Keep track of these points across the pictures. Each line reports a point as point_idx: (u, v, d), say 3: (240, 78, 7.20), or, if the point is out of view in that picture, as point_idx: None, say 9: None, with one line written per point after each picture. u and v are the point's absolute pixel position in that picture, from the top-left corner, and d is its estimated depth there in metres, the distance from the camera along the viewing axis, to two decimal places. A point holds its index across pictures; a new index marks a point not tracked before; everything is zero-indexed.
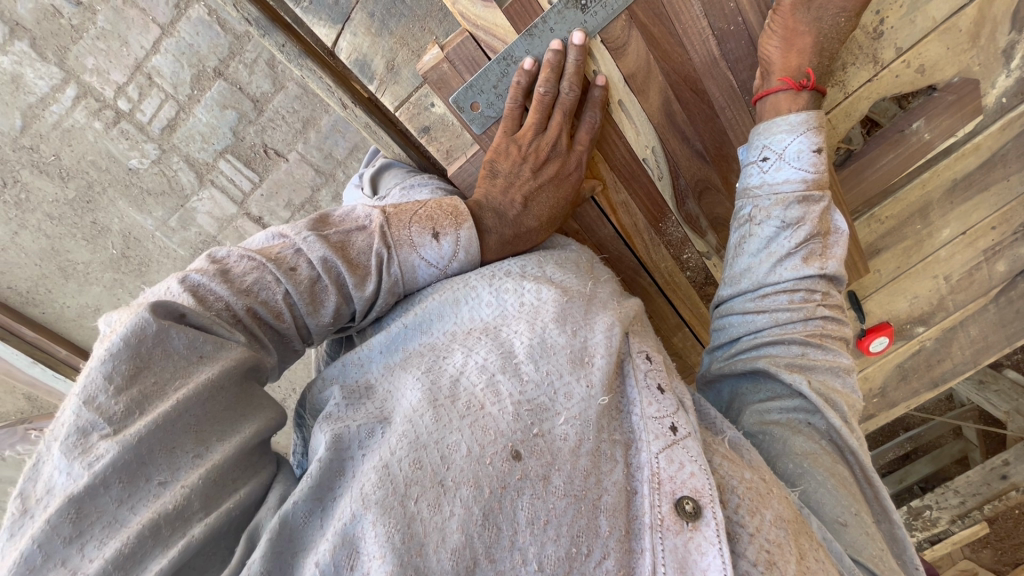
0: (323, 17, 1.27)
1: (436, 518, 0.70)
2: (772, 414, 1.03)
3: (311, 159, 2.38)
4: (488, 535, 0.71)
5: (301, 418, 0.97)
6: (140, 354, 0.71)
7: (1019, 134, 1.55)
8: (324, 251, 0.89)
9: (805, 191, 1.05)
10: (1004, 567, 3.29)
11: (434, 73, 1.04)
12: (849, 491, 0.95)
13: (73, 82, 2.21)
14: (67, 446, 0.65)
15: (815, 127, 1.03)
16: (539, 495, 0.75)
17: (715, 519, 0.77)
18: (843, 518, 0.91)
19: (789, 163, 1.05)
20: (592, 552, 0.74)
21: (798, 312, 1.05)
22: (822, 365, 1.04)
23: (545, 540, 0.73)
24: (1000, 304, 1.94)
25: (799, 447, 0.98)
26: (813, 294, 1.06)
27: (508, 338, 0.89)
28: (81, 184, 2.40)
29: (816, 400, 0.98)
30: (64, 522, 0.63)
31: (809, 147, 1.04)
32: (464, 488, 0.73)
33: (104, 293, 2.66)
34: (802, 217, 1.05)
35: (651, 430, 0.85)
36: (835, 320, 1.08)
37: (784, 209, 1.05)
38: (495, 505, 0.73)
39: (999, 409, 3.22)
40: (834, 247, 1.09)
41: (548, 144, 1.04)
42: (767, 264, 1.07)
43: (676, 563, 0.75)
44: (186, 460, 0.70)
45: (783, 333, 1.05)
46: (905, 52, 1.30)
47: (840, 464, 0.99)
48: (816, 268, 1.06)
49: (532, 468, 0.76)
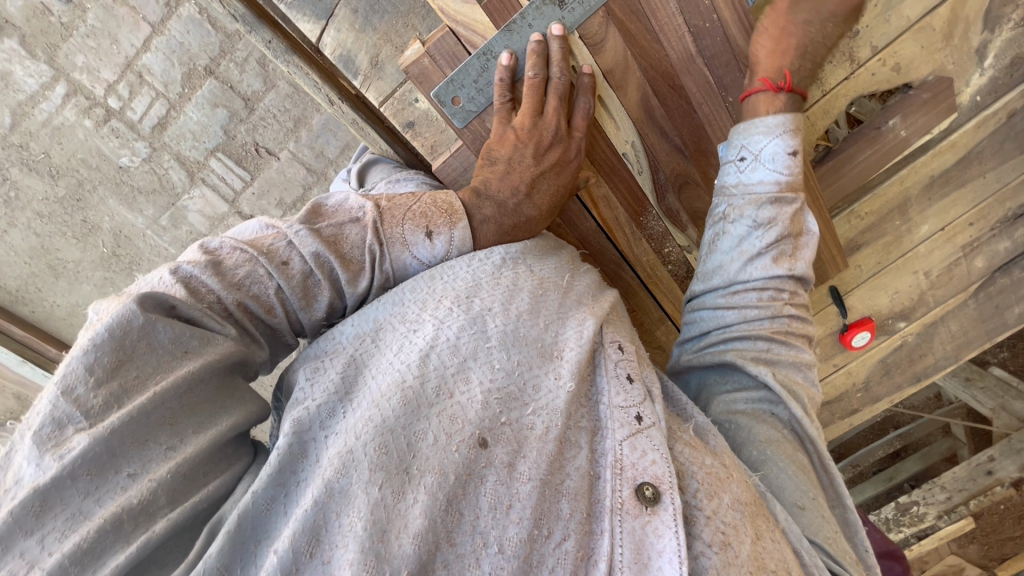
0: (307, 13, 1.27)
1: (398, 505, 0.72)
2: (739, 404, 1.06)
3: (302, 158, 2.39)
4: (450, 520, 0.73)
5: (278, 403, 0.94)
6: (123, 348, 0.72)
7: (995, 132, 1.58)
8: (315, 245, 0.88)
9: (779, 193, 1.07)
10: (992, 563, 3.35)
11: (416, 68, 1.06)
12: (808, 478, 1.00)
13: (63, 80, 2.21)
14: (40, 437, 0.66)
15: (791, 130, 1.06)
16: (503, 481, 0.77)
17: (673, 504, 0.80)
18: (802, 502, 0.96)
19: (765, 163, 1.07)
20: (552, 534, 0.77)
21: (766, 309, 1.07)
22: (786, 360, 1.07)
23: (506, 524, 0.75)
24: (980, 299, 1.97)
25: (762, 434, 1.02)
26: (782, 293, 1.09)
27: (479, 310, 0.89)
28: (71, 182, 2.40)
29: (778, 390, 1.02)
30: (28, 515, 0.64)
31: (785, 149, 1.06)
32: (429, 475, 0.75)
33: (95, 291, 2.66)
34: (774, 217, 1.07)
35: (617, 418, 0.87)
36: (801, 319, 1.11)
37: (757, 208, 1.07)
38: (458, 491, 0.75)
39: (984, 406, 3.26)
40: (805, 248, 1.11)
41: (548, 129, 1.02)
42: (738, 262, 1.08)
43: (633, 545, 0.78)
44: (157, 452, 0.72)
45: (751, 329, 1.07)
46: (881, 51, 1.34)
47: (800, 452, 1.03)
48: (785, 269, 1.08)
49: (496, 455, 0.78)
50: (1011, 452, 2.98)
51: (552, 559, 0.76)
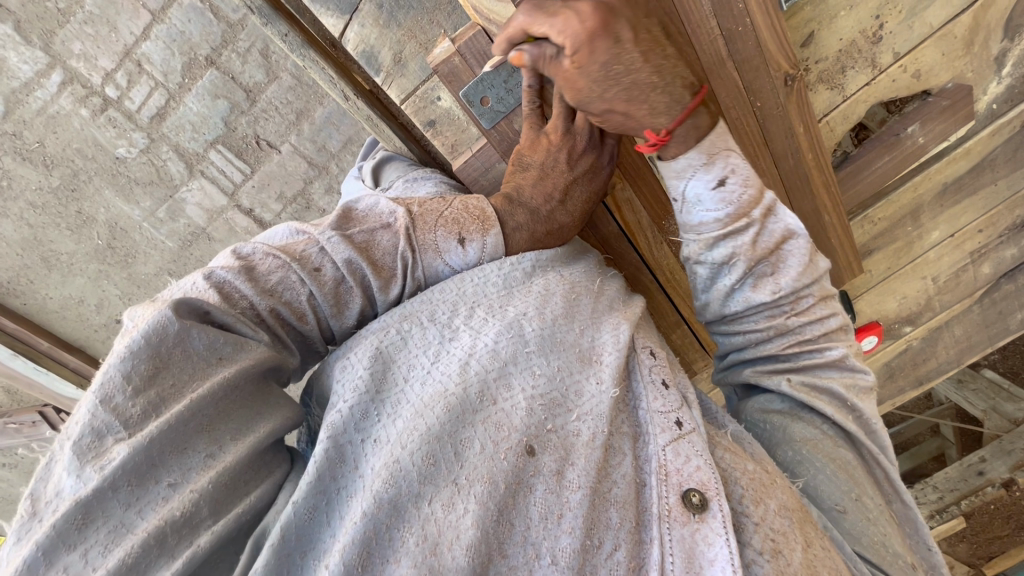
0: (330, 7, 1.22)
1: (449, 516, 0.72)
2: (775, 405, 1.08)
3: (305, 152, 2.35)
4: (501, 531, 0.73)
5: (308, 405, 0.92)
6: (159, 355, 0.70)
7: (1008, 140, 1.59)
8: (349, 252, 0.87)
9: (724, 229, 1.00)
10: (978, 561, 3.41)
11: (446, 66, 1.04)
12: (850, 476, 0.99)
13: (59, 67, 2.15)
14: (80, 449, 0.64)
15: (705, 161, 0.96)
16: (553, 489, 0.76)
17: (721, 512, 0.79)
18: (842, 505, 0.96)
19: (695, 207, 1.01)
20: (603, 545, 0.76)
21: (766, 331, 1.06)
22: (809, 366, 1.06)
23: (559, 534, 0.74)
24: (984, 305, 1.99)
25: (798, 434, 1.03)
26: (776, 311, 1.05)
27: (514, 316, 0.88)
28: (66, 173, 2.34)
29: (799, 397, 1.03)
30: (71, 528, 0.62)
31: (707, 185, 0.98)
32: (478, 485, 0.74)
33: (89, 284, 2.60)
34: (732, 255, 1.01)
35: (658, 423, 0.87)
36: (811, 325, 1.06)
37: (711, 250, 1.03)
38: (509, 501, 0.74)
39: (976, 407, 3.30)
40: (789, 257, 1.03)
41: (583, 136, 1.02)
42: (718, 299, 1.08)
43: (684, 553, 0.77)
44: (197, 461, 0.69)
45: (760, 350, 1.08)
46: (903, 57, 1.33)
47: (841, 447, 1.02)
48: (769, 293, 1.03)
49: (545, 463, 0.77)
50: (1002, 454, 3.01)
51: (603, 571, 0.75)
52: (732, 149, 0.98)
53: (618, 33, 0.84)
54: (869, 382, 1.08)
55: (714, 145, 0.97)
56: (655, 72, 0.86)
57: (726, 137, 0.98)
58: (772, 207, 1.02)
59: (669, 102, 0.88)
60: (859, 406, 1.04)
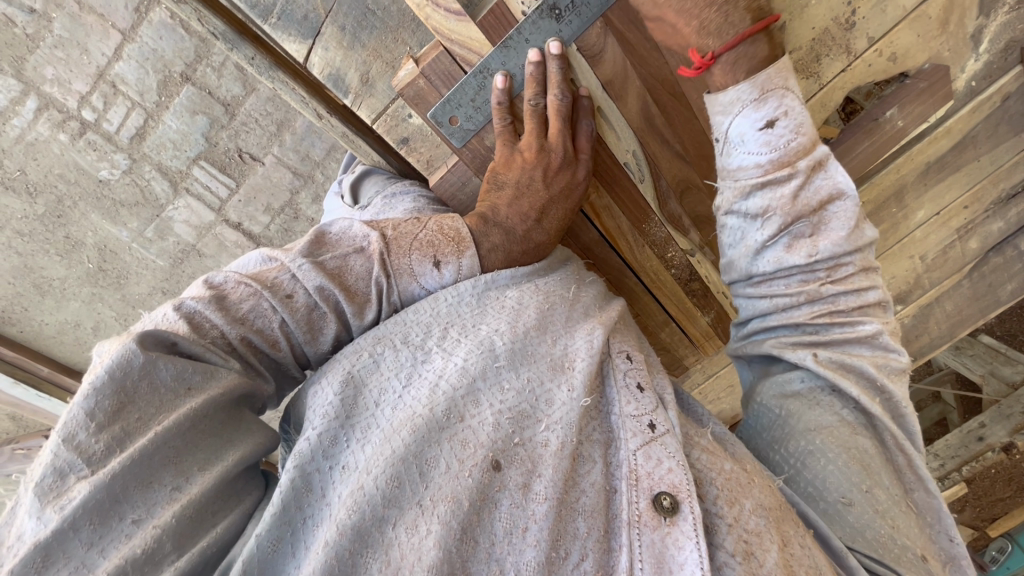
0: (292, 33, 1.23)
1: (412, 539, 0.72)
2: (794, 386, 1.05)
3: (288, 162, 2.33)
4: (464, 548, 0.72)
5: (288, 434, 0.91)
6: (125, 390, 0.70)
7: (989, 116, 1.57)
8: (320, 279, 0.85)
9: (764, 176, 0.95)
10: (981, 523, 3.42)
11: (411, 89, 1.04)
12: (864, 466, 0.97)
13: (33, 93, 2.13)
14: (42, 489, 0.65)
15: (758, 96, 0.91)
16: (518, 503, 0.76)
17: (693, 513, 0.77)
18: (848, 497, 0.95)
19: (737, 148, 0.96)
20: (570, 555, 0.75)
21: (798, 297, 1.01)
22: (839, 341, 1.01)
23: (523, 547, 0.74)
24: (974, 279, 2.00)
25: (813, 421, 1.01)
26: (814, 275, 1.00)
27: (487, 335, 0.87)
28: (50, 200, 2.33)
29: (825, 374, 0.99)
30: (30, 571, 0.63)
31: (754, 124, 0.93)
32: (441, 504, 0.73)
33: (84, 308, 2.60)
34: (767, 207, 0.97)
35: (629, 427, 0.86)
36: (851, 294, 1.01)
37: (745, 199, 0.99)
38: (473, 518, 0.74)
39: (974, 372, 3.27)
40: (834, 218, 0.98)
41: (557, 153, 1.02)
42: (746, 255, 1.04)
43: (653, 557, 0.75)
44: (163, 494, 0.70)
45: (788, 318, 1.03)
46: (878, 41, 1.32)
47: (861, 435, 1.00)
48: (804, 256, 0.99)
49: (510, 478, 0.77)
50: (1001, 418, 3.02)
51: None
52: (789, 89, 0.93)
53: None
54: (904, 363, 1.02)
55: (770, 80, 0.91)
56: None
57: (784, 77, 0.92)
58: (822, 161, 0.96)
59: (721, 22, 0.88)
60: (891, 389, 0.99)
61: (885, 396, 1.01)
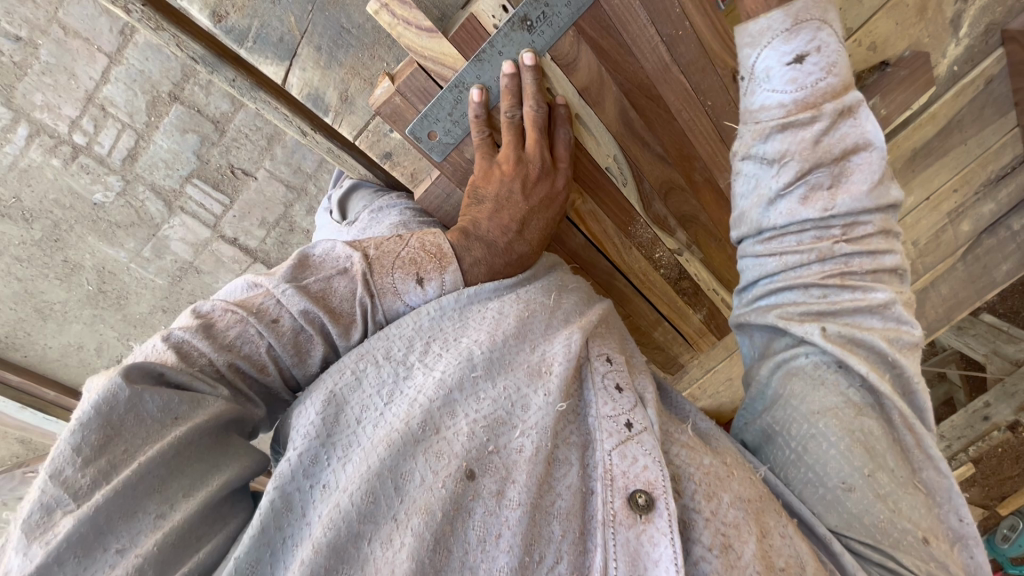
0: (268, 56, 1.25)
1: (387, 553, 0.72)
2: (798, 361, 1.00)
3: (280, 175, 2.34)
4: (438, 558, 0.72)
5: (278, 456, 0.91)
6: (111, 423, 0.71)
7: (974, 99, 1.56)
8: (304, 303, 0.86)
9: (788, 115, 0.95)
10: (991, 502, 3.40)
11: (388, 107, 1.04)
12: (867, 449, 0.92)
13: (25, 121, 2.14)
14: (30, 524, 0.66)
15: (792, 28, 0.94)
16: (492, 511, 0.76)
17: (667, 510, 0.77)
18: (849, 483, 0.91)
19: (763, 84, 0.97)
20: (544, 558, 0.75)
21: (809, 254, 0.97)
22: (850, 309, 0.95)
23: (497, 554, 0.74)
24: (968, 261, 2.00)
25: (818, 403, 0.96)
26: (828, 232, 0.97)
27: (466, 347, 0.88)
28: (47, 225, 2.35)
29: (833, 348, 0.94)
30: None
31: (782, 58, 0.95)
32: (416, 517, 0.73)
33: (86, 329, 2.62)
34: (785, 150, 0.95)
35: (606, 428, 0.85)
36: (868, 254, 0.97)
37: (765, 141, 0.97)
38: (447, 528, 0.73)
39: (976, 352, 3.21)
40: (854, 173, 0.95)
41: (535, 164, 1.04)
42: (758, 206, 1.00)
43: (627, 556, 0.75)
44: (146, 522, 0.70)
45: (796, 278, 0.98)
46: (856, 32, 1.32)
47: (866, 415, 0.94)
48: (818, 210, 0.96)
49: (484, 486, 0.77)
50: (1006, 396, 3.01)
51: None
52: (825, 26, 0.94)
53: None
54: (917, 336, 0.96)
55: (806, 12, 0.94)
56: None
57: (822, 14, 0.95)
58: (852, 108, 0.94)
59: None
60: (903, 364, 0.93)
61: (896, 371, 0.95)
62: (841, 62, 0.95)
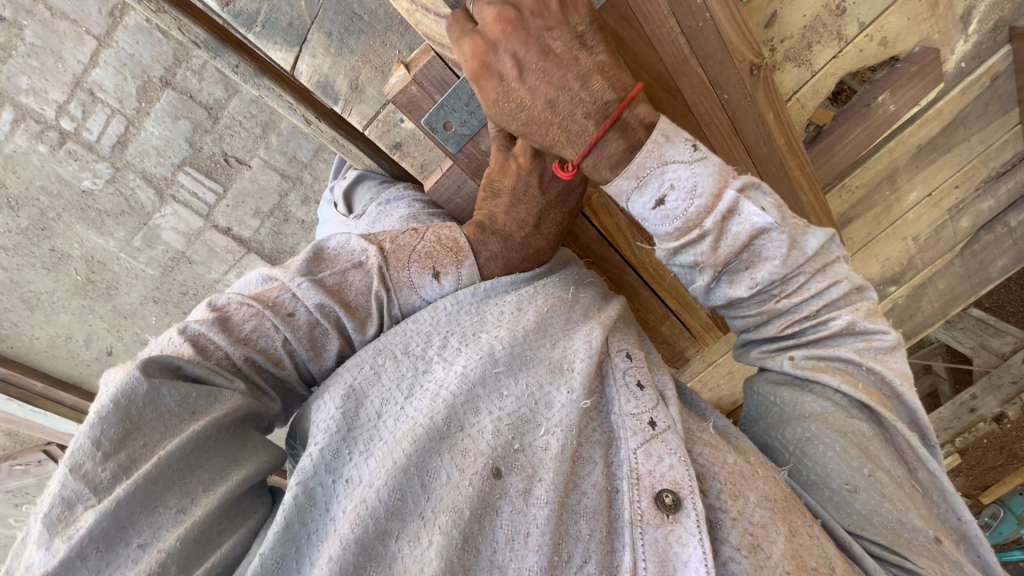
0: (277, 41, 1.21)
1: (414, 552, 0.71)
2: (784, 378, 1.04)
3: (275, 164, 2.28)
4: (467, 557, 0.72)
5: (295, 452, 0.89)
6: (130, 416, 0.70)
7: (979, 96, 1.57)
8: (319, 296, 0.84)
9: (679, 240, 0.95)
10: (975, 491, 3.47)
11: (403, 97, 1.03)
12: (862, 450, 0.94)
13: (9, 104, 2.07)
14: (51, 520, 0.64)
15: (641, 181, 0.91)
16: (519, 509, 0.75)
17: (695, 510, 0.77)
18: (853, 484, 0.92)
19: (646, 223, 0.97)
20: (573, 558, 0.74)
21: (760, 315, 1.02)
22: (813, 341, 1.01)
23: (526, 553, 0.73)
24: (965, 257, 2.02)
25: (808, 408, 0.99)
26: (766, 301, 1.01)
27: (487, 343, 0.87)
28: (33, 212, 2.29)
29: (803, 374, 0.99)
30: None
31: (648, 207, 0.93)
32: (443, 515, 0.72)
33: (74, 320, 2.56)
34: (697, 260, 0.97)
35: (629, 426, 0.85)
36: (811, 304, 1.00)
37: (675, 258, 0.99)
38: (474, 527, 0.73)
39: (963, 345, 3.28)
40: (767, 249, 0.96)
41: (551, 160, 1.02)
42: (703, 295, 1.04)
43: (656, 557, 0.75)
44: (168, 517, 0.69)
45: (760, 334, 1.05)
46: (868, 26, 1.31)
47: (856, 418, 0.96)
48: (747, 289, 0.98)
49: (511, 484, 0.77)
50: (992, 388, 3.09)
51: None
52: (668, 161, 0.90)
53: (502, 70, 0.86)
54: (891, 341, 0.99)
55: (645, 163, 0.90)
56: (548, 106, 0.87)
57: (661, 151, 0.90)
58: (732, 210, 0.92)
59: (568, 135, 0.88)
60: (879, 369, 0.98)
61: (873, 375, 0.99)
62: (705, 180, 0.91)
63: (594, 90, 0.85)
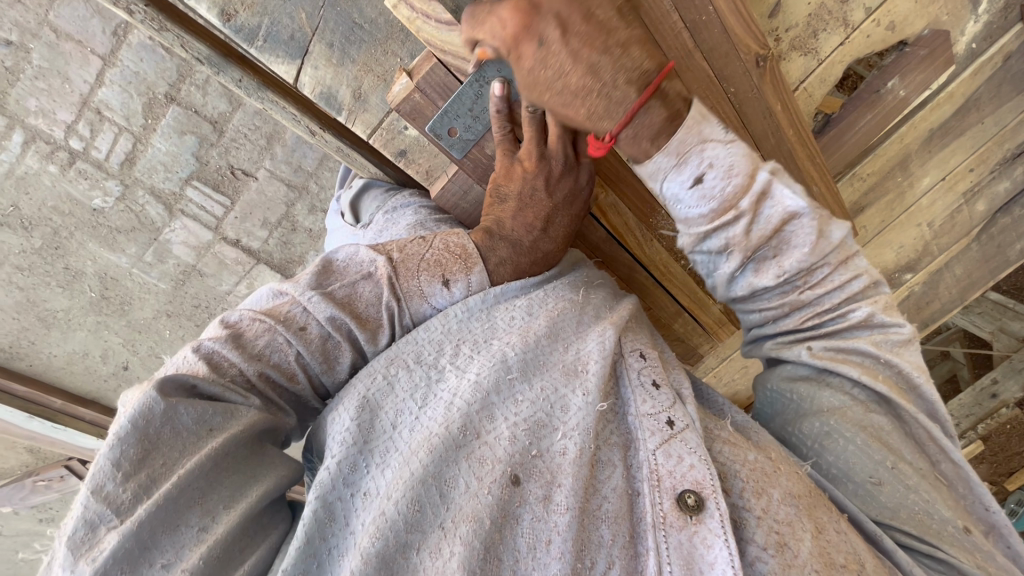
0: (280, 54, 1.22)
1: (436, 563, 0.70)
2: (801, 372, 1.02)
3: (281, 175, 2.30)
4: (490, 567, 0.71)
5: (312, 464, 0.90)
6: (148, 437, 0.70)
7: (991, 77, 1.54)
8: (331, 309, 0.84)
9: (713, 223, 0.91)
10: (998, 477, 3.41)
11: (407, 105, 1.05)
12: (884, 444, 0.93)
13: (19, 127, 2.10)
14: (75, 541, 0.65)
15: (681, 158, 0.87)
16: (539, 517, 0.75)
17: (718, 511, 0.75)
18: (877, 477, 0.90)
19: (676, 206, 0.93)
20: (596, 564, 0.73)
21: (782, 308, 1.00)
22: (834, 333, 0.99)
23: (548, 561, 0.72)
24: (982, 241, 1.98)
25: (826, 403, 0.97)
26: (789, 291, 0.98)
27: (499, 349, 0.86)
28: (46, 232, 2.32)
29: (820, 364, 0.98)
30: None
31: (683, 185, 0.89)
32: (464, 525, 0.72)
33: (90, 337, 2.59)
34: (726, 245, 0.94)
35: (647, 427, 0.84)
36: (835, 293, 0.98)
37: (703, 244, 0.96)
38: (495, 536, 0.73)
39: (982, 329, 3.20)
40: (795, 237, 0.94)
41: (558, 161, 1.02)
42: (722, 287, 1.02)
43: (681, 559, 0.74)
44: (189, 535, 0.69)
45: (778, 327, 1.03)
46: (874, 12, 1.29)
47: (875, 412, 0.96)
48: (772, 278, 0.96)
49: (530, 491, 0.76)
50: (1014, 373, 3.03)
51: None
52: (707, 138, 0.87)
53: (544, 33, 0.78)
54: (907, 334, 0.99)
55: (685, 141, 0.86)
56: (588, 74, 0.79)
57: (698, 128, 0.87)
58: (765, 190, 0.90)
59: (607, 107, 0.82)
60: (895, 362, 0.97)
61: (892, 368, 0.98)
62: (740, 158, 0.88)
63: (635, 57, 0.80)
